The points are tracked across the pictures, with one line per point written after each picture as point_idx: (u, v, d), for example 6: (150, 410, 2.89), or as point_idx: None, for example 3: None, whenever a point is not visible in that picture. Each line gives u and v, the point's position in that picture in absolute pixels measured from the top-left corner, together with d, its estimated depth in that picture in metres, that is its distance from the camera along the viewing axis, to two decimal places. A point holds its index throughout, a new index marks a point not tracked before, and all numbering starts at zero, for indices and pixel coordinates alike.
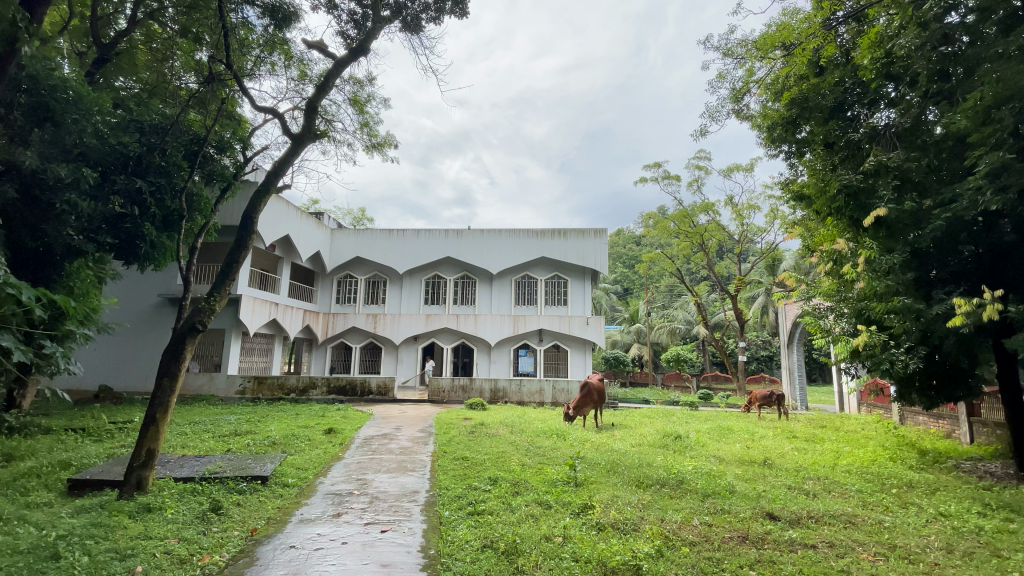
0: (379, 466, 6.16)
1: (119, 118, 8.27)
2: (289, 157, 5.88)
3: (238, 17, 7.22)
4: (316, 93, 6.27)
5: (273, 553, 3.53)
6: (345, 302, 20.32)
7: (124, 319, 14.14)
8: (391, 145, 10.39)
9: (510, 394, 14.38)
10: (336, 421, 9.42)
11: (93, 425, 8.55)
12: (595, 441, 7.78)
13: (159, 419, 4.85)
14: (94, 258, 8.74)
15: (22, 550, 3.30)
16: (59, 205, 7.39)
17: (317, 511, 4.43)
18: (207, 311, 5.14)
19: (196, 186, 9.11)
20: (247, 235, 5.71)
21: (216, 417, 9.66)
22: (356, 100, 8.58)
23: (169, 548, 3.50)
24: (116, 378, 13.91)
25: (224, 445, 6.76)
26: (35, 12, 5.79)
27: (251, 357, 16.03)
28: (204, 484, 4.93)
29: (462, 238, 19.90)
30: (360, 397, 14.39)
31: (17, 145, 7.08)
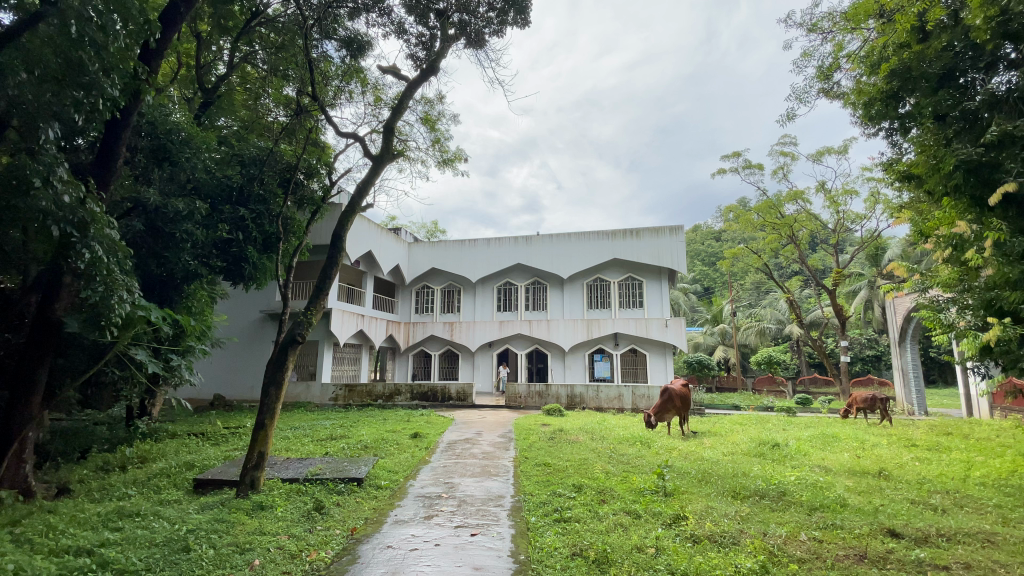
0: (465, 469, 6.32)
1: (223, 154, 9.32)
2: (370, 179, 6.23)
3: (319, 51, 7.80)
4: (392, 116, 6.60)
5: (372, 552, 3.71)
6: (422, 311, 21.16)
7: (232, 334, 15.70)
8: (461, 158, 10.73)
9: (588, 400, 14.15)
10: (421, 426, 9.81)
11: (211, 430, 9.53)
12: (683, 449, 7.44)
13: (267, 424, 5.30)
14: (207, 281, 9.78)
15: (159, 542, 3.72)
16: (178, 234, 8.33)
17: (410, 513, 4.62)
18: (306, 324, 5.57)
19: (290, 210, 9.97)
20: (337, 253, 6.12)
21: (314, 422, 10.42)
22: (427, 118, 8.97)
23: (281, 544, 3.80)
24: (227, 387, 15.45)
25: (322, 449, 7.26)
26: (152, 65, 6.57)
27: (341, 366, 17.13)
28: (307, 484, 5.32)
29: (532, 244, 20.00)
30: (441, 403, 14.87)
31: (142, 183, 8.09)
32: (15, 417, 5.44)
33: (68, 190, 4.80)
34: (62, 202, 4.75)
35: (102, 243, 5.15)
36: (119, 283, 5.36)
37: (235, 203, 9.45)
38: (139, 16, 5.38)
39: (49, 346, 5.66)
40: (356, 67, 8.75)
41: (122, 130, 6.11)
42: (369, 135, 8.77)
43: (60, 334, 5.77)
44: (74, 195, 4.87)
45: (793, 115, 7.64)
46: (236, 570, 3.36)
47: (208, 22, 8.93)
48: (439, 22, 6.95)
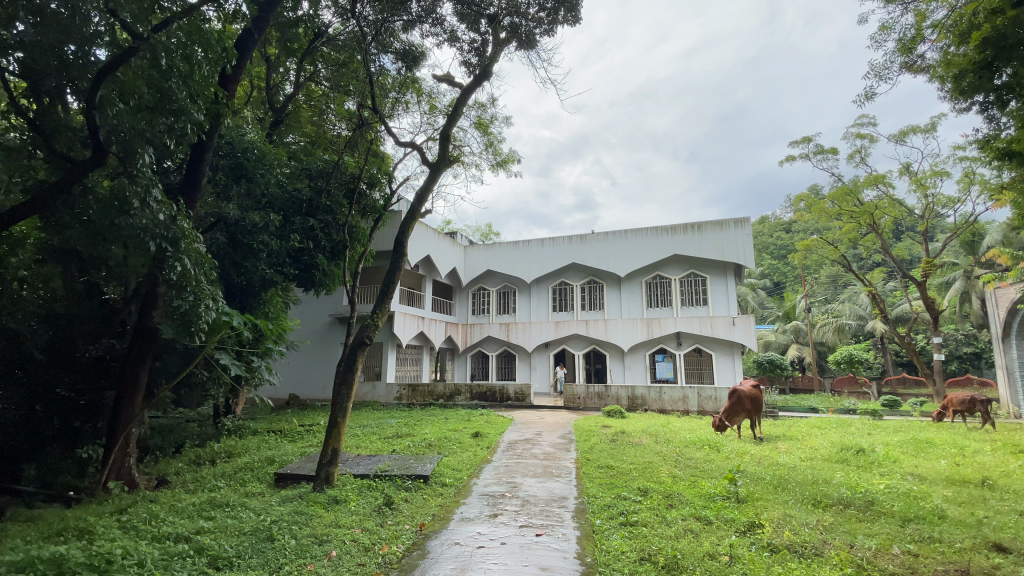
0: (526, 469, 6.36)
1: (293, 169, 9.95)
2: (428, 185, 6.41)
3: (377, 65, 8.13)
4: (447, 123, 6.76)
5: (441, 548, 3.82)
6: (479, 313, 21.47)
7: (305, 337, 16.67)
8: (515, 160, 10.81)
9: (650, 402, 13.79)
10: (482, 425, 9.96)
11: (288, 427, 10.17)
12: (756, 454, 7.07)
13: (339, 422, 5.58)
14: (282, 289, 10.42)
15: (247, 531, 4.01)
16: (256, 245, 8.95)
17: (475, 511, 4.70)
18: (373, 326, 5.82)
19: (355, 219, 10.43)
20: (400, 258, 6.35)
21: (381, 420, 10.87)
22: (481, 123, 9.11)
23: (355, 536, 3.99)
24: (301, 387, 16.43)
25: (389, 446, 7.54)
26: (229, 88, 7.09)
27: (404, 366, 17.74)
28: (377, 480, 5.55)
29: (587, 243, 19.76)
30: (500, 403, 15.04)
31: (222, 199, 8.78)
32: (121, 414, 6.05)
33: (162, 209, 5.32)
34: (157, 220, 5.26)
35: (190, 256, 5.64)
36: (206, 292, 5.83)
37: (305, 214, 10.04)
38: (217, 46, 5.86)
39: (149, 350, 6.26)
40: (411, 77, 9.03)
41: (206, 151, 6.66)
42: (426, 143, 9.02)
43: (156, 339, 6.35)
44: (167, 212, 5.39)
45: (872, 94, 7.05)
46: (316, 560, 3.56)
47: (276, 46, 9.55)
48: (491, 27, 7.03)
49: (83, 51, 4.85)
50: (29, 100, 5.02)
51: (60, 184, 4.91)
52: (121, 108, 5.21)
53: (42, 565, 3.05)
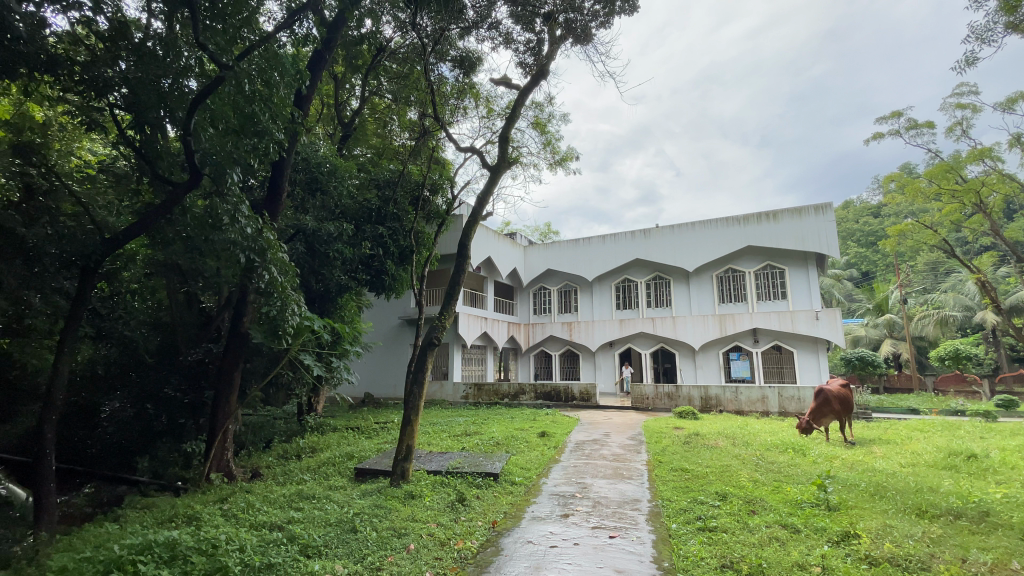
0: (596, 470, 6.27)
1: (362, 179, 10.47)
2: (489, 188, 6.52)
3: (436, 74, 8.37)
4: (506, 125, 6.83)
5: (514, 545, 3.87)
6: (541, 313, 21.48)
7: (377, 338, 17.46)
8: (573, 157, 10.73)
9: (725, 402, 13.17)
10: (549, 425, 9.95)
11: (364, 424, 10.72)
12: (847, 458, 6.54)
13: (412, 420, 5.80)
14: (355, 295, 10.98)
15: (332, 522, 4.27)
16: (331, 253, 9.49)
17: (546, 511, 4.71)
18: (440, 327, 6.00)
19: (420, 225, 10.79)
20: (465, 260, 6.49)
21: (450, 419, 11.17)
22: (538, 122, 9.13)
23: (431, 531, 4.12)
24: (375, 386, 17.24)
25: (459, 444, 7.73)
26: (303, 107, 7.56)
27: (469, 366, 18.12)
28: (449, 477, 5.71)
29: (651, 238, 19.19)
30: (565, 403, 14.99)
31: (300, 212, 9.39)
32: (220, 411, 6.62)
33: (249, 223, 5.76)
34: (246, 234, 5.69)
35: (276, 265, 6.08)
36: (291, 298, 6.28)
37: (374, 221, 10.52)
38: (292, 69, 6.29)
39: (242, 353, 6.83)
40: (469, 82, 9.20)
41: (285, 168, 7.17)
42: (485, 146, 9.16)
43: (247, 343, 6.92)
44: (254, 226, 5.84)
45: (973, 60, 6.30)
46: (396, 552, 3.72)
47: (342, 65, 10.07)
48: (545, 26, 7.02)
49: (177, 82, 5.32)
50: (134, 131, 5.47)
51: (163, 205, 5.39)
52: (212, 133, 5.66)
53: (160, 548, 3.43)
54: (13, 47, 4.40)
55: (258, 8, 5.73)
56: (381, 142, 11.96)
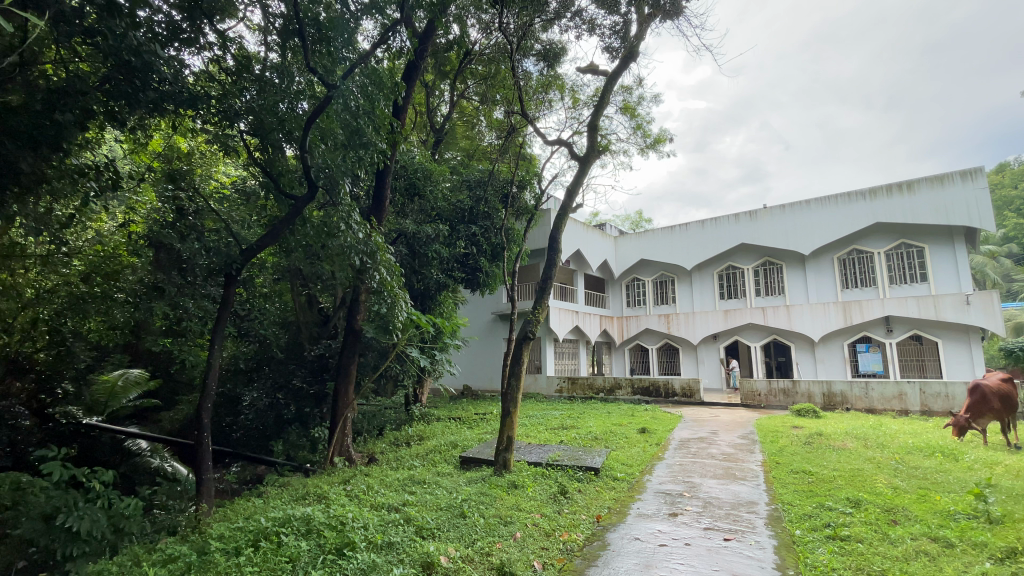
0: (704, 470, 5.96)
1: (455, 181, 10.88)
2: (579, 179, 6.42)
3: (522, 70, 8.41)
4: (594, 113, 6.68)
5: (622, 541, 3.80)
6: (635, 305, 20.85)
7: (473, 333, 18.11)
8: (666, 140, 10.22)
9: (853, 400, 11.87)
10: (650, 420, 9.64)
11: (465, 415, 11.17)
12: (1016, 466, 5.55)
13: (512, 411, 5.92)
14: (451, 293, 11.47)
15: (443, 506, 4.49)
16: (430, 253, 9.96)
17: (653, 508, 4.57)
18: (535, 321, 6.06)
19: (511, 221, 11.03)
20: (558, 253, 6.46)
21: (546, 412, 11.26)
22: (627, 106, 8.81)
23: (536, 521, 4.18)
24: (472, 378, 17.92)
25: (558, 437, 7.76)
26: (400, 117, 8.03)
27: (562, 360, 18.10)
28: (549, 469, 5.75)
29: (755, 221, 17.76)
30: (666, 398, 14.50)
31: (400, 216, 9.99)
32: (340, 401, 7.28)
33: (360, 228, 6.24)
34: (358, 238, 6.18)
35: (385, 266, 6.54)
36: (398, 296, 6.71)
37: (467, 221, 10.91)
38: (389, 82, 6.67)
39: (356, 347, 7.43)
40: (554, 75, 9.16)
41: (387, 175, 7.67)
42: (573, 137, 9.07)
43: (360, 338, 7.53)
44: (364, 231, 6.30)
45: None
46: (504, 539, 3.83)
47: (432, 73, 10.52)
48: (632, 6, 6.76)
49: (291, 105, 5.92)
50: (260, 153, 6.12)
51: (287, 217, 5.98)
52: (324, 148, 6.17)
53: (298, 522, 3.86)
54: (163, 88, 5.08)
55: (356, 28, 6.12)
56: (470, 144, 12.38)
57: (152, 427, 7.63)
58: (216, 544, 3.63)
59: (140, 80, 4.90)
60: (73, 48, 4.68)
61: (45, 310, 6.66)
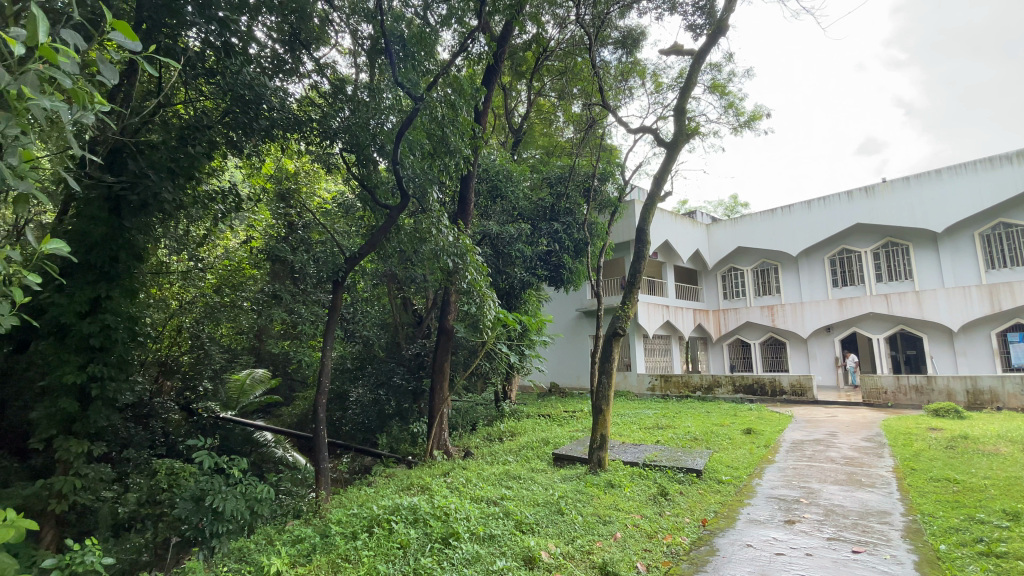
0: (823, 475, 5.43)
1: (536, 180, 10.96)
2: (666, 166, 6.14)
3: (600, 59, 8.25)
4: (681, 95, 6.35)
5: (732, 548, 3.58)
6: (732, 297, 19.60)
7: (559, 331, 18.09)
8: (762, 116, 9.45)
9: (1006, 399, 10.18)
10: (755, 421, 8.97)
11: (555, 412, 11.18)
12: None
13: (604, 409, 5.81)
14: (536, 291, 11.55)
15: (540, 502, 4.52)
16: (514, 252, 10.07)
17: (766, 514, 4.25)
18: (624, 317, 5.89)
19: (593, 215, 10.89)
20: (646, 246, 6.23)
21: (639, 411, 10.92)
22: (716, 85, 8.27)
23: (637, 522, 4.06)
24: (560, 376, 17.91)
25: (653, 437, 7.50)
26: (480, 121, 8.24)
27: (654, 357, 17.46)
28: (647, 469, 5.57)
29: (871, 199, 15.89)
30: (772, 397, 13.52)
31: (484, 217, 10.25)
32: (436, 397, 7.61)
33: (449, 232, 6.46)
34: (448, 241, 6.42)
35: (473, 267, 6.71)
36: (487, 295, 6.87)
37: (549, 219, 10.95)
38: (471, 89, 6.86)
39: (449, 346, 7.74)
40: (634, 61, 8.88)
41: (471, 179, 7.91)
42: (657, 124, 8.71)
43: (453, 337, 7.83)
44: (453, 234, 6.52)
45: None
46: (604, 538, 3.76)
47: (509, 75, 10.68)
48: None
49: (381, 121, 6.29)
50: (356, 169, 6.55)
51: (383, 227, 6.35)
52: (414, 159, 6.50)
53: (406, 511, 4.09)
54: (271, 116, 5.64)
55: (435, 40, 6.36)
56: (548, 141, 12.39)
57: (276, 421, 8.50)
58: (336, 528, 3.95)
59: (253, 112, 5.45)
60: (198, 88, 5.33)
61: (187, 320, 7.46)
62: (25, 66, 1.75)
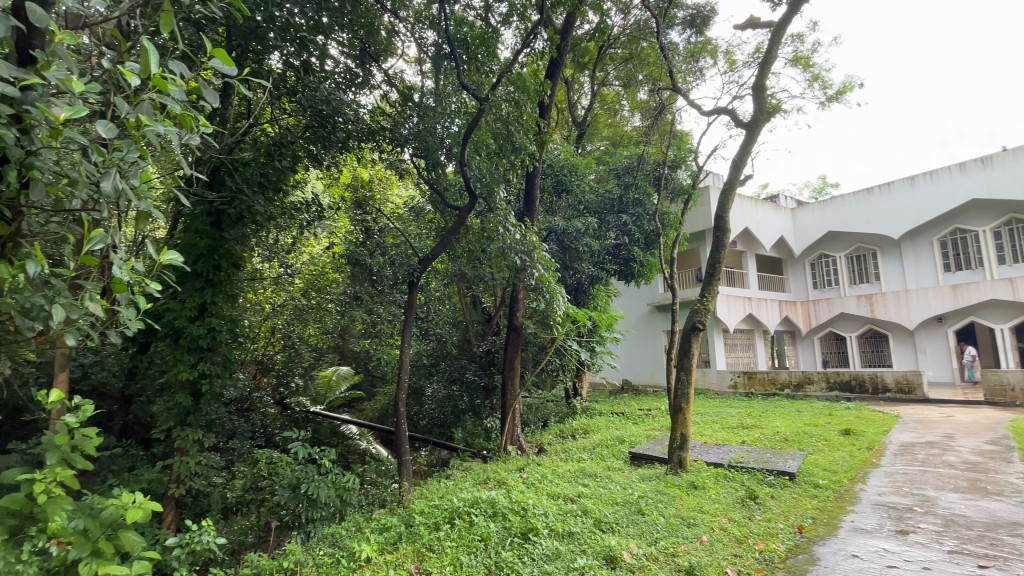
0: (940, 481, 4.85)
1: (601, 172, 10.77)
2: (746, 148, 5.77)
3: (668, 40, 7.89)
4: (760, 71, 5.93)
5: (834, 557, 3.30)
6: (822, 286, 18.09)
7: (631, 326, 17.62)
8: (853, 87, 8.60)
9: None
10: (854, 421, 8.19)
11: (628, 410, 10.92)
12: None
13: (684, 407, 5.56)
14: (605, 286, 11.30)
15: (619, 501, 4.42)
16: (582, 248, 9.87)
17: (872, 523, 3.87)
18: (703, 310, 5.59)
19: (665, 205, 10.43)
20: (724, 234, 5.89)
21: (720, 409, 10.36)
22: (799, 56, 7.64)
23: (725, 526, 3.84)
24: (633, 373, 17.47)
25: (738, 437, 7.09)
26: (545, 116, 8.20)
27: (734, 353, 16.51)
28: (733, 471, 5.27)
29: (989, 170, 14.00)
30: (873, 395, 12.35)
31: (550, 213, 10.19)
32: (508, 393, 7.68)
33: (516, 229, 6.46)
34: (515, 239, 6.42)
35: (542, 263, 6.66)
36: (556, 291, 6.83)
37: (617, 211, 10.66)
38: (534, 83, 6.81)
39: (519, 343, 7.79)
40: (706, 39, 8.39)
41: (536, 175, 7.93)
42: (732, 104, 8.19)
43: (522, 334, 7.89)
44: (520, 231, 6.53)
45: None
46: (688, 541, 3.60)
47: (571, 67, 10.53)
48: None
49: (447, 124, 6.41)
50: (426, 173, 6.70)
51: (453, 228, 6.48)
52: (480, 159, 6.56)
53: (484, 504, 4.16)
54: (347, 128, 6.02)
55: (496, 39, 6.42)
56: (614, 131, 12.08)
57: (360, 416, 9.00)
58: (420, 518, 4.10)
59: (330, 125, 5.79)
60: (282, 107, 5.73)
61: (280, 322, 8.05)
62: (141, 95, 1.98)
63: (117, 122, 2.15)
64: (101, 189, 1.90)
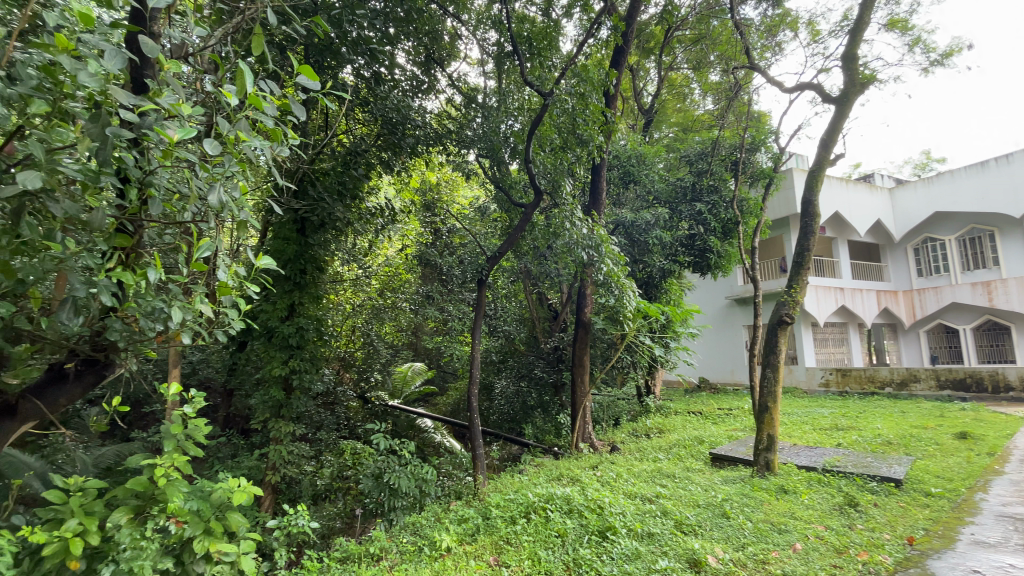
0: None
1: (670, 161, 10.38)
2: (835, 126, 5.29)
3: (741, 17, 7.43)
4: (849, 40, 5.41)
5: (952, 573, 2.96)
6: (927, 274, 16.26)
7: (708, 321, 16.83)
8: (962, 49, 7.63)
9: None
10: (972, 424, 7.28)
11: (706, 409, 10.42)
12: None
13: (772, 407, 5.21)
14: (678, 279, 10.83)
15: (701, 504, 4.22)
16: (652, 240, 9.51)
17: (998, 536, 3.43)
18: (791, 303, 5.20)
19: (742, 191, 9.79)
20: (812, 220, 5.45)
21: (810, 409, 9.60)
22: (895, 20, 6.89)
23: (821, 534, 3.56)
24: (709, 370, 16.69)
25: (832, 439, 6.54)
26: (610, 107, 8.01)
27: (824, 348, 15.26)
28: (828, 475, 4.87)
29: None
30: (993, 395, 10.97)
31: (617, 206, 9.94)
32: (578, 389, 7.59)
33: (583, 224, 6.35)
34: (582, 234, 6.31)
35: (610, 257, 6.52)
36: (626, 285, 6.65)
37: (690, 200, 10.17)
38: (599, 73, 6.65)
39: (588, 339, 7.69)
40: (785, 10, 7.79)
41: (602, 168, 7.80)
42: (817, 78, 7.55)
43: (591, 330, 7.77)
44: (587, 225, 6.41)
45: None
46: (780, 549, 3.38)
47: (636, 54, 10.20)
48: None
49: (511, 122, 6.42)
50: (491, 171, 6.76)
51: (519, 225, 6.48)
52: (544, 154, 6.51)
53: (560, 500, 4.14)
54: (415, 133, 6.22)
55: (557, 32, 6.36)
56: (683, 117, 11.55)
57: (434, 411, 9.30)
58: (496, 512, 4.16)
59: (400, 131, 6.01)
60: (356, 117, 6.02)
61: (359, 321, 8.47)
62: (239, 114, 2.17)
63: (219, 140, 2.38)
64: (209, 202, 2.11)
